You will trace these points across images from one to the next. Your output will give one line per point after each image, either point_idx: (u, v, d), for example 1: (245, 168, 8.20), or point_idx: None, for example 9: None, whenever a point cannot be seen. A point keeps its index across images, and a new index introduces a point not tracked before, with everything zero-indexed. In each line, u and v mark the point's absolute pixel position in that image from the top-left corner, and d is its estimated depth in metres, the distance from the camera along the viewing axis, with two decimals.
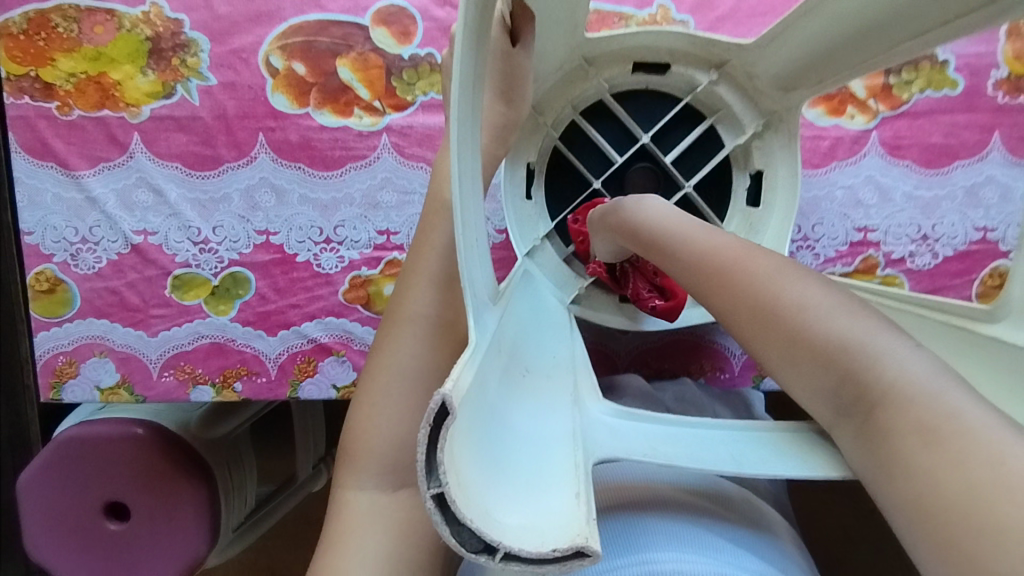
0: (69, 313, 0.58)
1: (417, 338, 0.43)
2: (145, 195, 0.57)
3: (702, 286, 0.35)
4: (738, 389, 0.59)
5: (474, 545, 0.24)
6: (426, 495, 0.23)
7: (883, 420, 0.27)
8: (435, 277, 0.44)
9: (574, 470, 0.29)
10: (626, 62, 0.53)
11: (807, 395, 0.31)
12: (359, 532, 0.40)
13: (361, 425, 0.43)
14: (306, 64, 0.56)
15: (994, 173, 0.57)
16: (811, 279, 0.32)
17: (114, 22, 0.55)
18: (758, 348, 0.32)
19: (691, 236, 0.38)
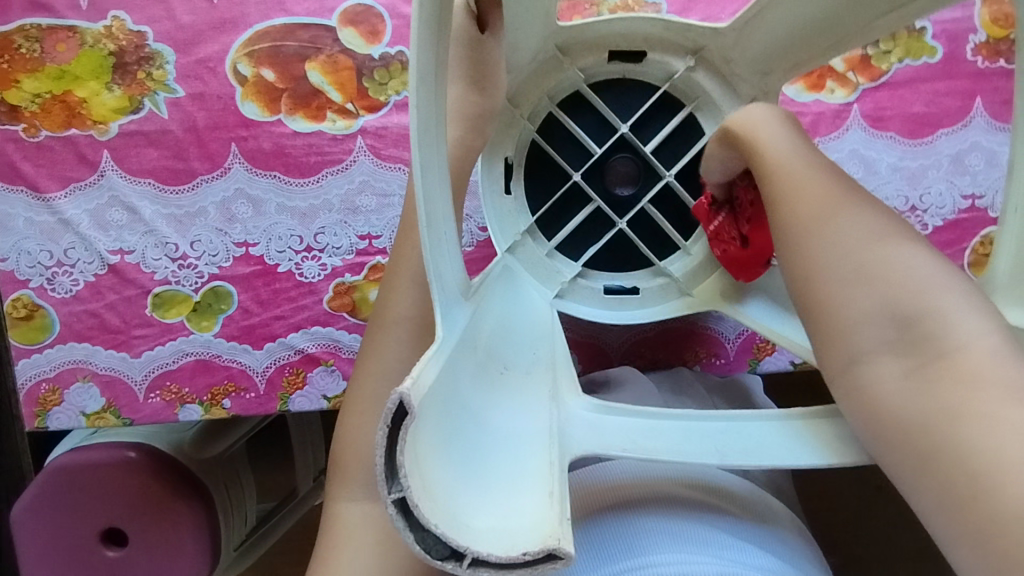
0: (49, 339, 0.56)
1: (403, 343, 0.42)
2: (119, 214, 0.56)
3: (805, 208, 0.35)
4: (735, 375, 0.58)
5: (441, 552, 0.23)
6: (388, 502, 0.22)
7: (960, 371, 0.28)
8: (417, 279, 0.43)
9: (550, 467, 0.29)
10: (601, 51, 0.53)
11: (866, 323, 0.31)
12: (354, 547, 0.39)
13: (351, 435, 0.42)
14: (275, 70, 0.55)
15: (979, 140, 0.57)
16: (902, 236, 0.33)
17: (76, 38, 0.54)
18: (830, 282, 0.32)
19: (806, 168, 0.37)
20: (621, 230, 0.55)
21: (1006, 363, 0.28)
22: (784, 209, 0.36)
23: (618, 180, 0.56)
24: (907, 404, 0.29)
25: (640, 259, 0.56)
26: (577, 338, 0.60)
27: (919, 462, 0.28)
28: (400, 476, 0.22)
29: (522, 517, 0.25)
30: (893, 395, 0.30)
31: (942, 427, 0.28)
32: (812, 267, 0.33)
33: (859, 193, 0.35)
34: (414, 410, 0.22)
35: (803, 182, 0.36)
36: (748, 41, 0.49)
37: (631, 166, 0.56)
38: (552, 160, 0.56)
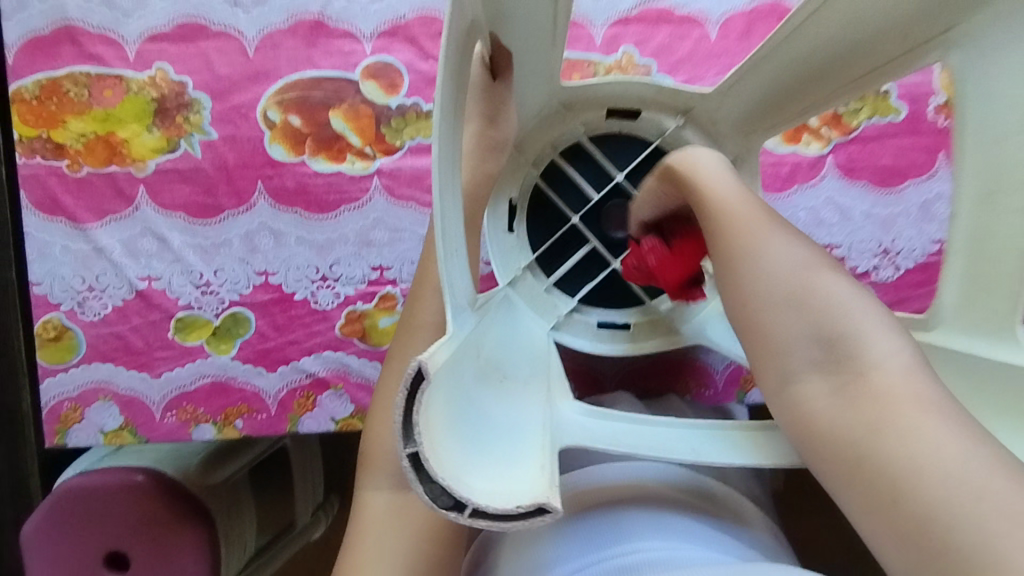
0: (76, 360, 0.60)
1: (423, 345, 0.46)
2: (150, 244, 0.60)
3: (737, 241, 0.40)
4: (722, 405, 0.62)
5: (445, 502, 0.27)
6: (404, 455, 0.26)
7: (877, 386, 0.34)
8: (432, 298, 0.47)
9: (543, 448, 0.32)
10: (602, 107, 0.58)
11: (796, 347, 0.36)
12: (378, 531, 0.42)
13: (376, 431, 0.45)
14: (301, 116, 0.60)
15: (944, 190, 0.62)
16: (828, 270, 0.38)
17: (122, 86, 0.59)
18: (763, 313, 0.37)
19: (737, 207, 0.42)
20: (614, 270, 0.60)
21: (915, 379, 0.34)
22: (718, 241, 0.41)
23: (612, 226, 0.61)
24: (837, 418, 0.34)
25: (630, 297, 0.60)
26: (575, 364, 0.64)
27: (840, 466, 0.34)
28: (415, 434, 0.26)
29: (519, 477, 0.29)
30: (823, 410, 0.35)
31: (860, 436, 0.33)
32: (746, 297, 0.38)
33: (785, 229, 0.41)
34: (428, 379, 0.26)
35: (734, 217, 0.41)
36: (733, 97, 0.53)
37: (625, 213, 0.61)
38: (553, 203, 0.61)
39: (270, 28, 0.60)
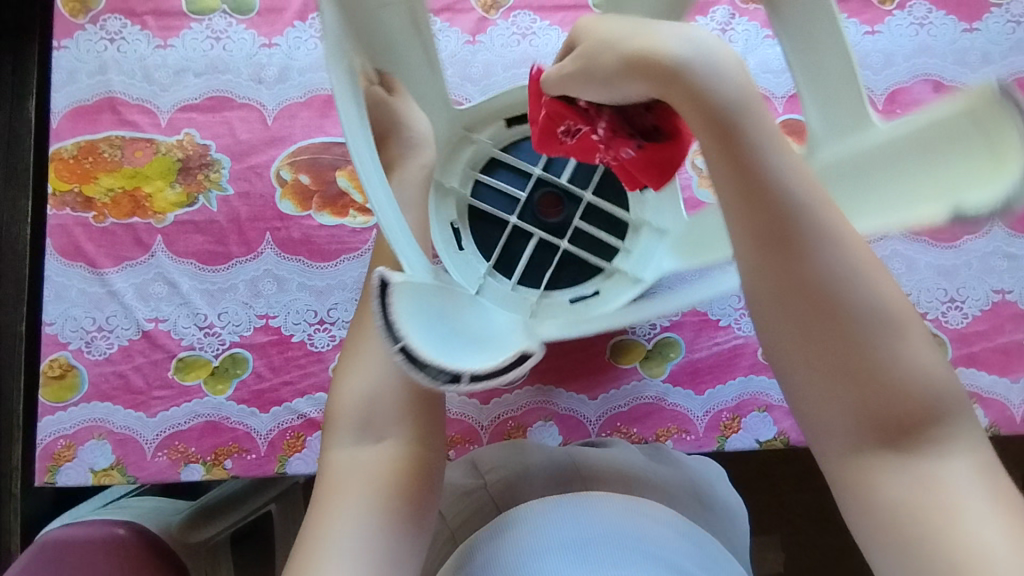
0: (76, 397, 0.62)
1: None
2: (160, 288, 0.64)
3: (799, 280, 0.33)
4: (704, 450, 0.64)
5: (443, 378, 0.30)
6: (394, 352, 0.30)
7: (937, 472, 0.35)
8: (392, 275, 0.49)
9: (523, 339, 0.36)
10: (499, 118, 0.63)
11: (867, 426, 0.35)
12: (343, 488, 0.43)
13: (340, 388, 0.47)
14: (311, 175, 0.67)
15: (897, 248, 0.68)
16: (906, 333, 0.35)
17: (152, 148, 0.67)
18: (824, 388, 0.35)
19: (822, 232, 0.34)
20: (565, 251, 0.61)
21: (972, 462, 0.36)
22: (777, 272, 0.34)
23: (549, 216, 0.63)
24: (896, 495, 0.35)
25: (589, 269, 0.61)
26: (558, 412, 0.65)
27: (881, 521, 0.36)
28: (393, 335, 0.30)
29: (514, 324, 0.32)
30: (887, 486, 0.35)
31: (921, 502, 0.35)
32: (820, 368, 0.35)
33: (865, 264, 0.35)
34: (390, 286, 0.31)
35: (802, 241, 0.33)
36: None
37: (556, 199, 0.64)
38: (491, 217, 0.63)
39: (288, 101, 0.68)
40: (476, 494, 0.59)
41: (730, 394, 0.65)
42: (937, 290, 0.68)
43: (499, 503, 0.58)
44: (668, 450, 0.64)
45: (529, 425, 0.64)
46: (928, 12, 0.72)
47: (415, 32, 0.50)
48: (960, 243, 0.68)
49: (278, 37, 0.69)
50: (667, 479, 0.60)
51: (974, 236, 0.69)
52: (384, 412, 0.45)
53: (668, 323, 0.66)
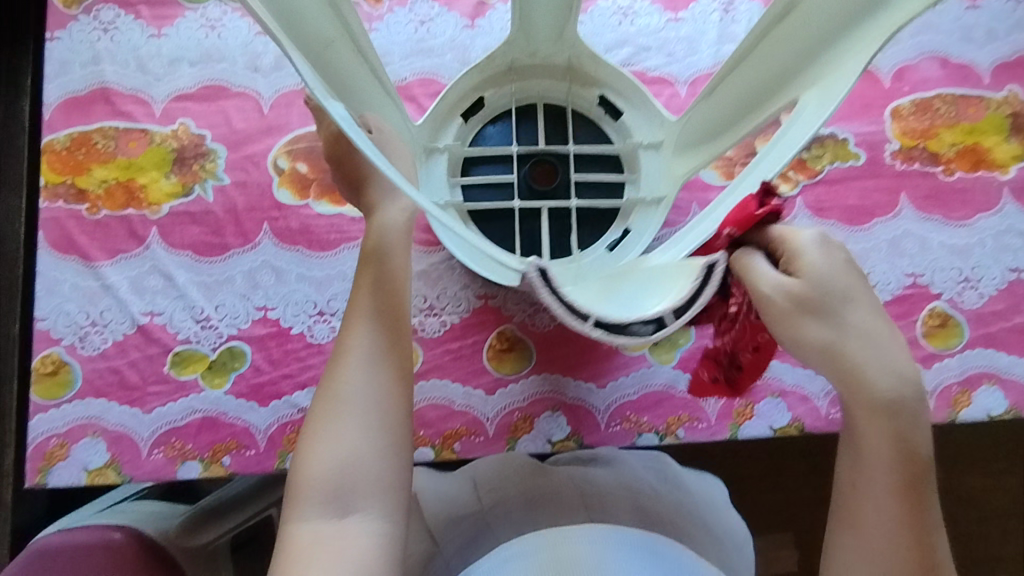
0: (69, 394, 0.60)
1: (360, 367, 0.48)
2: (155, 281, 0.63)
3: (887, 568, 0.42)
4: (717, 438, 0.62)
5: (648, 327, 0.40)
6: (592, 331, 0.40)
7: None
8: (367, 318, 0.50)
9: (686, 266, 0.44)
10: (455, 116, 0.60)
11: None
12: (309, 561, 0.42)
13: (305, 454, 0.46)
14: (308, 164, 0.65)
15: (909, 227, 0.67)
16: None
17: (146, 138, 0.65)
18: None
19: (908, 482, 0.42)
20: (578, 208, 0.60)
21: None
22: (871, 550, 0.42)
23: (542, 181, 0.61)
24: None
25: (605, 213, 0.61)
26: (566, 402, 0.62)
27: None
28: (611, 332, 0.40)
29: (658, 276, 0.46)
30: None
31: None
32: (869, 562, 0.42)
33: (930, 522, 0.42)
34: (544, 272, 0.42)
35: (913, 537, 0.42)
36: (538, 40, 0.56)
37: (544, 165, 0.61)
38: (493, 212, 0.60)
39: (285, 89, 0.67)
40: (470, 518, 0.57)
41: None
42: (952, 269, 0.66)
43: (496, 527, 0.56)
44: (680, 439, 0.62)
45: (537, 416, 0.62)
46: None
47: (364, 60, 0.47)
48: (972, 221, 0.67)
49: None
50: (668, 503, 0.58)
51: (987, 214, 0.67)
52: (360, 480, 0.45)
53: None
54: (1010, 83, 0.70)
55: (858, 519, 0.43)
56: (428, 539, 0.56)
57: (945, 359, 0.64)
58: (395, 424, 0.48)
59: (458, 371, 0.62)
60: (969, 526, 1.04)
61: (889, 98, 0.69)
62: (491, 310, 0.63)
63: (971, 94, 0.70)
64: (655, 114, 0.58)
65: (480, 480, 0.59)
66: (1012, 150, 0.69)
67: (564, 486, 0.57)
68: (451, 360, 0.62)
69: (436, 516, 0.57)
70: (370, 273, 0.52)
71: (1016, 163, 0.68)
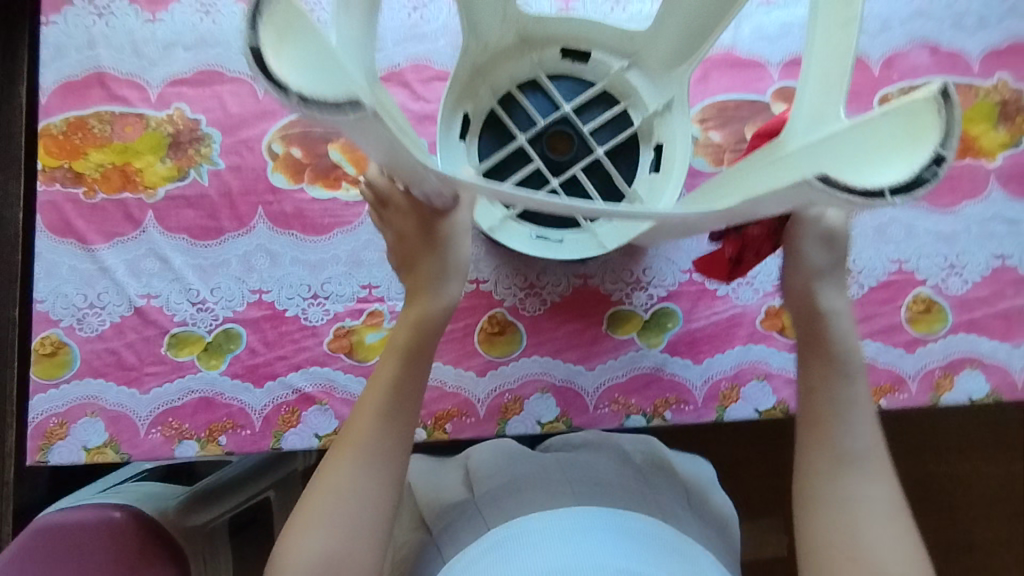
0: (68, 374, 0.61)
1: (360, 462, 0.51)
2: (152, 264, 0.64)
3: (836, 491, 0.50)
4: (704, 420, 0.63)
5: (930, 168, 0.34)
6: (900, 198, 0.34)
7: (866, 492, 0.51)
8: (377, 415, 0.52)
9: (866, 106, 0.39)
10: (456, 140, 0.60)
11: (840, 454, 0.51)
12: None
13: (297, 531, 0.50)
14: (303, 149, 0.66)
15: (896, 214, 0.68)
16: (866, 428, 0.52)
17: (142, 123, 0.66)
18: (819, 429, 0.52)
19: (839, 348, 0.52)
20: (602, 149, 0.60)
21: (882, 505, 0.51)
22: (825, 474, 0.51)
23: (560, 151, 0.60)
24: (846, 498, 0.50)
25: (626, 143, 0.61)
26: (556, 383, 0.63)
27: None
28: (913, 189, 0.34)
29: (894, 120, 0.37)
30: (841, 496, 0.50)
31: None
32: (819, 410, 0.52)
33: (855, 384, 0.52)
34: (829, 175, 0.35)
35: (853, 456, 0.51)
36: (486, 30, 0.57)
37: (552, 135, 0.61)
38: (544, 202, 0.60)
39: None
40: (459, 506, 0.57)
41: (728, 363, 0.64)
42: (937, 256, 0.67)
43: (484, 511, 0.55)
44: (667, 420, 0.63)
45: (526, 397, 0.63)
46: None
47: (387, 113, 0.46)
48: (959, 208, 0.68)
49: None
50: (656, 487, 0.59)
51: (973, 201, 0.68)
52: (344, 568, 0.49)
53: (666, 293, 0.65)
54: (999, 71, 0.71)
55: (809, 452, 0.52)
56: (423, 529, 0.58)
57: (928, 344, 0.65)
58: (382, 519, 0.51)
59: (450, 353, 0.63)
60: (956, 514, 1.06)
61: (879, 85, 0.70)
62: (483, 294, 0.64)
63: (960, 82, 0.70)
64: (617, 38, 0.60)
65: (471, 470, 0.60)
66: (1000, 138, 0.70)
67: (555, 471, 0.58)
68: (443, 343, 0.63)
69: (428, 505, 0.59)
70: (386, 368, 0.53)
71: (1003, 151, 0.69)
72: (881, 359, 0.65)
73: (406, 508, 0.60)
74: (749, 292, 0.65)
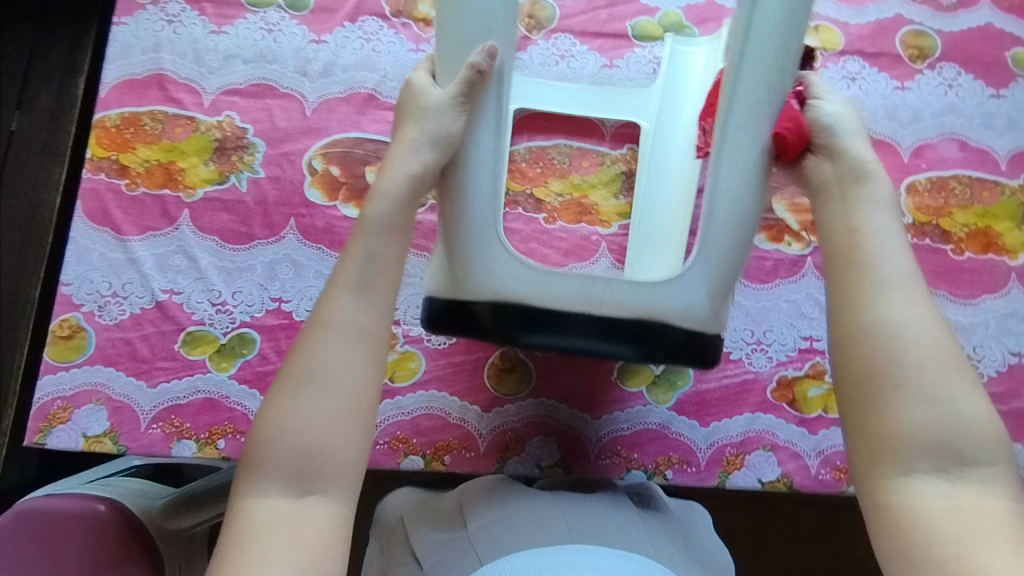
0: (80, 359, 0.62)
1: (337, 342, 0.42)
2: (180, 261, 0.65)
3: (885, 319, 0.41)
4: (705, 484, 0.62)
5: None
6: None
7: (916, 322, 0.41)
8: (354, 290, 0.44)
9: None
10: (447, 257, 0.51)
11: (883, 271, 0.42)
12: (264, 542, 0.38)
13: (272, 417, 0.41)
14: (341, 168, 0.68)
15: None
16: (901, 247, 0.44)
17: (192, 125, 0.68)
18: (850, 247, 0.44)
19: (865, 172, 0.46)
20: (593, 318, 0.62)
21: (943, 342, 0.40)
22: (861, 306, 0.42)
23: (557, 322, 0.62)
24: (904, 320, 0.41)
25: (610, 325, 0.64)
26: (559, 429, 0.63)
27: (913, 520, 0.37)
28: None
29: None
30: (900, 320, 0.41)
31: (949, 527, 0.36)
32: (855, 220, 0.45)
33: (874, 197, 0.45)
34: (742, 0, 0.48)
35: (899, 276, 0.42)
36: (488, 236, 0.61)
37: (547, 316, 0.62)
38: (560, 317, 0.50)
39: (329, 95, 0.70)
40: (452, 541, 0.53)
41: (735, 429, 0.63)
42: None
43: (479, 545, 0.51)
44: (667, 479, 0.62)
45: (528, 438, 0.63)
46: (957, 75, 0.74)
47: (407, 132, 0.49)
48: (978, 301, 0.68)
49: (327, 35, 0.72)
50: (655, 533, 0.54)
51: (993, 295, 0.69)
52: (324, 461, 0.40)
53: None
54: None
55: (850, 278, 0.43)
56: (414, 562, 0.54)
57: None
58: (369, 409, 0.42)
59: (457, 384, 0.63)
60: None
61: (907, 172, 0.71)
62: None
63: (987, 179, 0.72)
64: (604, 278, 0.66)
65: (466, 500, 0.57)
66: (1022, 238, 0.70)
67: (549, 509, 0.54)
68: (452, 373, 0.63)
69: (421, 540, 0.55)
70: (359, 246, 0.45)
71: None
72: None
73: (397, 543, 0.57)
74: (762, 359, 0.65)
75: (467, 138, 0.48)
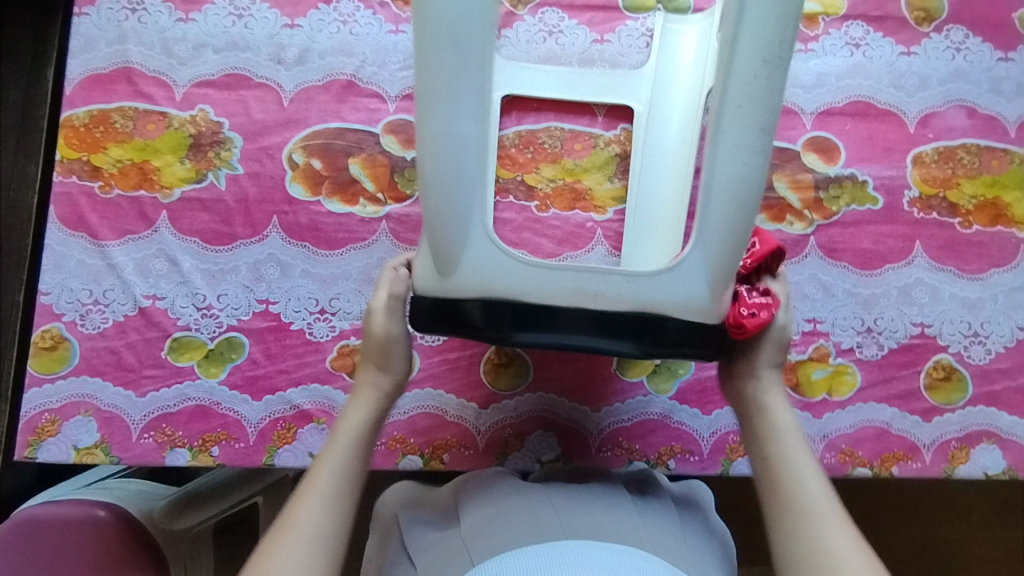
0: (65, 370, 0.60)
1: (303, 543, 0.45)
2: (161, 265, 0.63)
3: (809, 548, 0.46)
4: (707, 473, 0.61)
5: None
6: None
7: (835, 548, 0.45)
8: (324, 495, 0.48)
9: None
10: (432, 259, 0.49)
11: (802, 498, 0.48)
12: None
13: None
14: (323, 161, 0.65)
15: (922, 276, 0.66)
16: (818, 479, 0.49)
17: (164, 121, 0.65)
18: (772, 480, 0.50)
19: (778, 406, 0.53)
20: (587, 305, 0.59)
21: (864, 564, 0.45)
22: (789, 542, 0.47)
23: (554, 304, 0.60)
24: (825, 547, 0.45)
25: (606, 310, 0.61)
26: (558, 423, 0.62)
27: None
28: None
29: None
30: (820, 545, 0.46)
31: None
32: (772, 452, 0.51)
33: (790, 434, 0.51)
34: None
35: (813, 504, 0.48)
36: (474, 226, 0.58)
37: None
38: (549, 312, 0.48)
39: (307, 83, 0.67)
40: (447, 539, 0.52)
41: None
42: (961, 322, 0.65)
43: (472, 546, 0.50)
44: (669, 469, 0.62)
45: (527, 434, 0.62)
46: (965, 37, 0.71)
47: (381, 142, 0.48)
48: (986, 275, 0.66)
49: (301, 18, 0.68)
50: (652, 521, 0.53)
51: (1001, 269, 0.67)
52: None
53: None
54: None
55: (777, 516, 0.48)
56: (407, 560, 0.53)
57: (945, 414, 0.63)
58: None
59: (452, 381, 0.62)
60: None
61: (913, 143, 0.68)
62: None
63: (996, 147, 0.69)
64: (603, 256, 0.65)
65: (461, 496, 0.56)
66: None
67: (543, 505, 0.52)
68: (447, 370, 0.62)
69: (415, 537, 0.54)
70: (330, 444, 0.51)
71: None
72: (896, 425, 0.63)
73: (391, 540, 0.56)
74: None
75: (443, 129, 0.45)
